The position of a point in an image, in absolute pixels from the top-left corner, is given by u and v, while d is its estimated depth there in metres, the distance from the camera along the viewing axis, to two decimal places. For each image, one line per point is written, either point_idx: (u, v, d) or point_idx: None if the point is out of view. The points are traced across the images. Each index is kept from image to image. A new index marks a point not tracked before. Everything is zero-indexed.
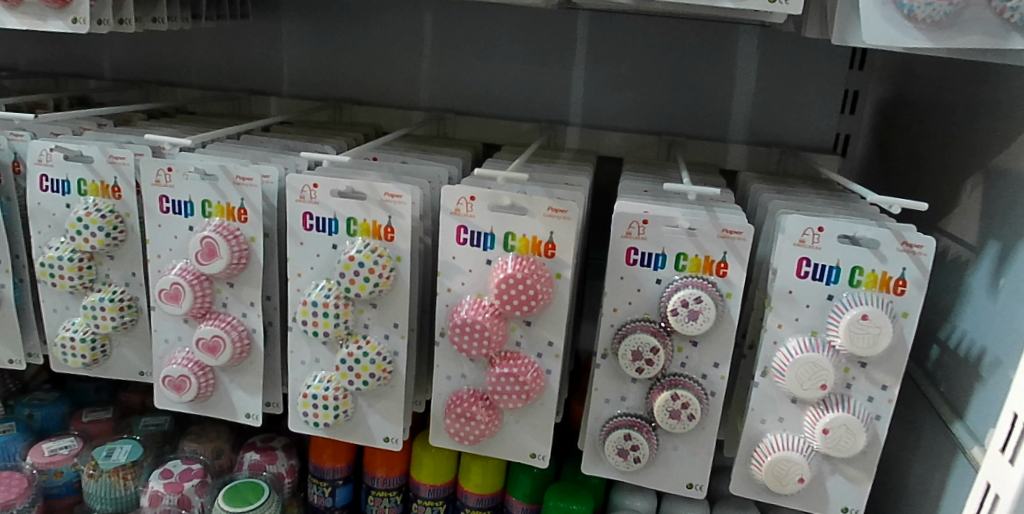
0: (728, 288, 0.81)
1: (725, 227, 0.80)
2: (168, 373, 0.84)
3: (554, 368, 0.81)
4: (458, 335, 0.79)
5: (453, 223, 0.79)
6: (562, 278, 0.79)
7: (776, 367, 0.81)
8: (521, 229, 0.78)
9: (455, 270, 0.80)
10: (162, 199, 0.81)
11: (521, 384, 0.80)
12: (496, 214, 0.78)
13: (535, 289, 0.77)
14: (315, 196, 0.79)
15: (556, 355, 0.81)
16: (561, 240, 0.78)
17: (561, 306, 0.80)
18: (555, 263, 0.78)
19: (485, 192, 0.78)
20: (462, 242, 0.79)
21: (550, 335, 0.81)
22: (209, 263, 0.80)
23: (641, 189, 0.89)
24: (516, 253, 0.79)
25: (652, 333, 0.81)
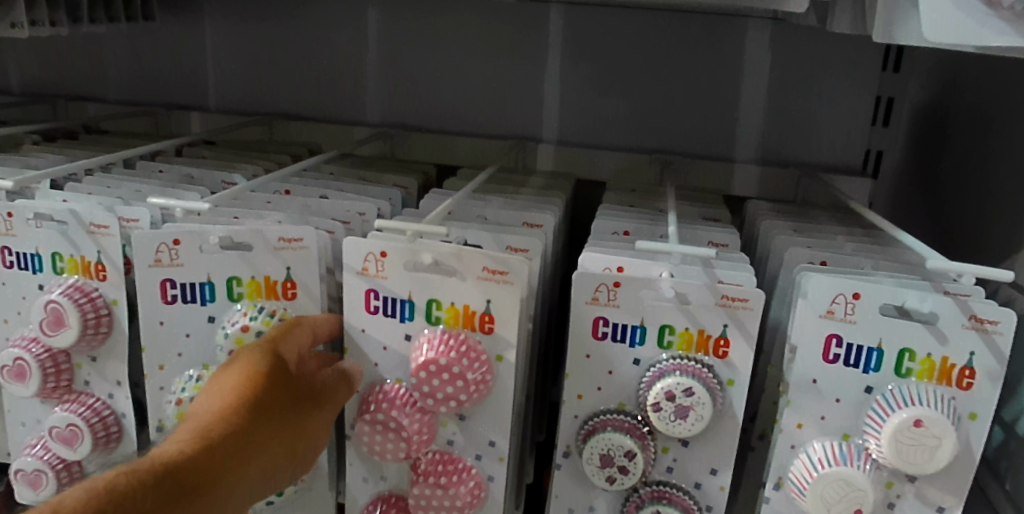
0: (729, 373, 0.61)
1: (725, 293, 0.60)
2: (21, 467, 0.65)
3: (498, 474, 0.62)
4: (371, 433, 0.61)
5: (360, 286, 0.60)
6: (504, 360, 0.59)
7: (795, 481, 0.61)
8: (448, 295, 0.59)
9: (365, 346, 0.61)
10: (5, 250, 0.65)
11: (452, 499, 0.60)
12: (417, 276, 0.59)
13: (467, 379, 0.57)
14: (179, 255, 0.60)
15: (501, 457, 0.62)
16: (500, 311, 0.58)
17: (502, 397, 0.60)
18: (493, 342, 0.59)
19: (401, 246, 0.59)
20: (372, 310, 0.61)
21: (492, 433, 0.61)
22: (56, 334, 0.62)
23: (617, 231, 0.70)
24: (442, 326, 0.60)
25: (626, 431, 0.61)
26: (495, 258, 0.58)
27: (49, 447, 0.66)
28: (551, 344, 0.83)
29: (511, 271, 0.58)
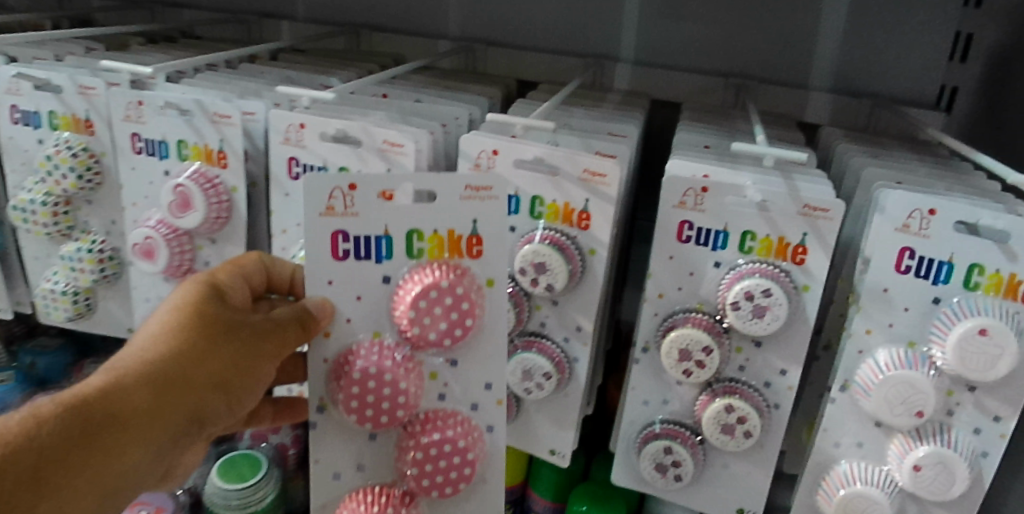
0: (805, 279, 0.65)
1: (807, 202, 0.63)
2: None
3: (497, 422, 0.59)
4: (356, 396, 0.55)
5: (324, 228, 0.54)
6: (495, 285, 0.57)
7: (861, 383, 0.65)
8: (426, 223, 0.55)
9: (340, 299, 0.56)
10: (134, 137, 0.70)
11: (458, 451, 0.56)
12: (393, 207, 0.55)
13: (467, 303, 0.55)
14: (302, 139, 0.66)
15: (498, 401, 0.59)
16: (489, 231, 0.56)
17: (490, 327, 0.57)
18: (481, 267, 0.56)
19: (370, 175, 0.54)
20: (341, 257, 0.55)
21: (485, 371, 0.58)
22: (184, 217, 0.69)
23: (701, 144, 0.73)
24: (424, 259, 0.56)
25: (705, 329, 0.66)
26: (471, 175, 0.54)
27: None
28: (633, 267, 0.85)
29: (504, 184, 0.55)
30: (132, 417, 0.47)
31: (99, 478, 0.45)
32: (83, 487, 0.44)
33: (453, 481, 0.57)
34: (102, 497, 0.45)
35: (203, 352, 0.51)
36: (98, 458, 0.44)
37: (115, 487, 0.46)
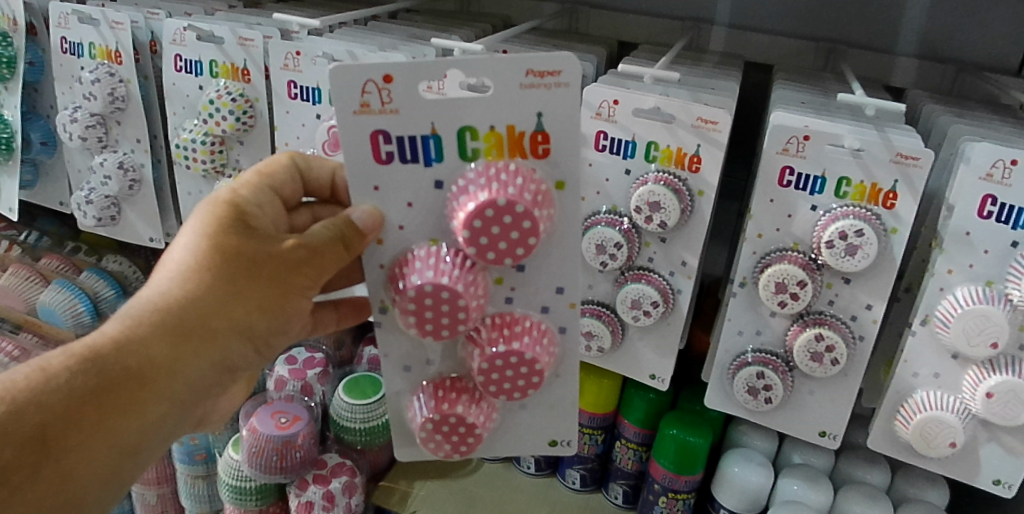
0: (895, 222, 0.71)
1: (900, 151, 0.69)
2: None
3: (570, 324, 0.62)
4: (419, 309, 0.58)
5: (365, 129, 0.56)
6: (565, 188, 0.57)
7: (940, 317, 0.72)
8: (479, 122, 0.56)
9: (391, 205, 0.58)
10: (291, 84, 0.80)
11: (526, 361, 0.60)
12: (438, 104, 0.55)
13: (529, 220, 0.55)
14: None
15: (571, 304, 0.61)
16: (554, 126, 0.56)
17: (563, 232, 0.59)
18: (543, 167, 0.57)
19: (406, 67, 0.54)
20: (386, 157, 0.57)
21: (555, 279, 0.60)
22: (335, 155, 0.77)
23: (799, 100, 0.79)
24: (481, 159, 0.57)
25: (800, 266, 0.73)
26: (514, 68, 0.54)
27: None
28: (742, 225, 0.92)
29: (563, 74, 0.54)
30: (143, 372, 0.48)
31: (112, 433, 0.47)
32: (97, 443, 0.47)
33: (527, 385, 0.62)
34: (125, 451, 0.48)
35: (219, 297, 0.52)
36: (107, 417, 0.47)
37: (138, 438, 0.49)
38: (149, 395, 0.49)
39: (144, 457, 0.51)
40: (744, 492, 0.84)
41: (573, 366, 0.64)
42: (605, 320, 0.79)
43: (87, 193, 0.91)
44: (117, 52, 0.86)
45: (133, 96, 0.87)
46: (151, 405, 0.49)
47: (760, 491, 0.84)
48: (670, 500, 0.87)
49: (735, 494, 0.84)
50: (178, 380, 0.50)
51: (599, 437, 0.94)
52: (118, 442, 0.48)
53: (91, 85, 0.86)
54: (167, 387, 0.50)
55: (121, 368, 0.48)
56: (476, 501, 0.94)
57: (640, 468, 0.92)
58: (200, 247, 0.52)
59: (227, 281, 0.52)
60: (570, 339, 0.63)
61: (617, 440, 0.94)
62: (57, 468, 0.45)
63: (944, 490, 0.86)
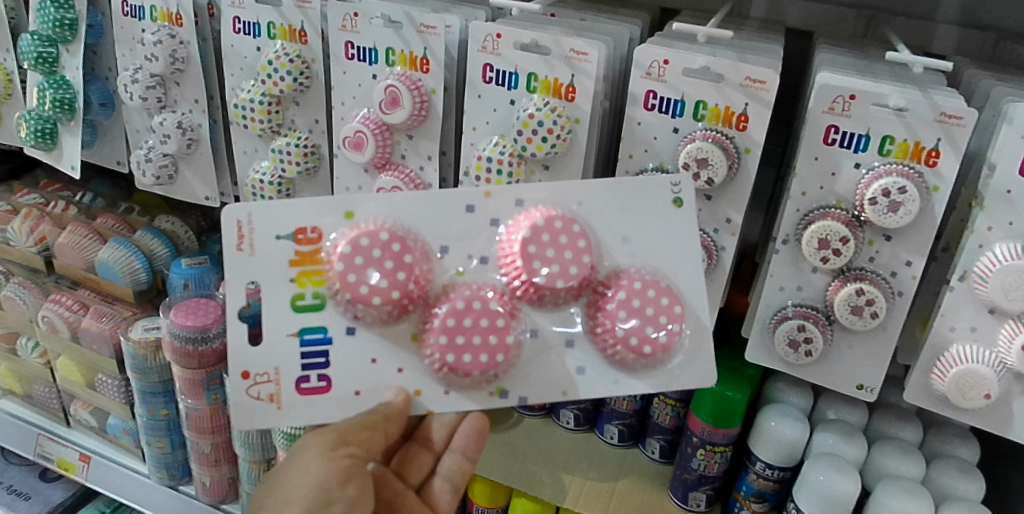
0: (936, 180, 0.72)
1: (944, 110, 0.70)
2: (347, 132, 0.84)
3: (523, 194, 0.67)
4: (494, 339, 0.66)
5: (293, 398, 0.66)
6: (349, 212, 0.66)
7: (979, 272, 0.74)
8: (289, 292, 0.65)
9: (363, 372, 0.66)
10: (348, 45, 0.83)
11: (536, 229, 0.65)
12: (273, 336, 0.65)
13: (360, 236, 0.65)
14: (497, 47, 0.77)
15: (486, 194, 0.67)
16: (292, 226, 0.65)
17: (409, 214, 0.66)
18: (328, 228, 0.66)
19: (237, 361, 0.66)
20: (320, 379, 0.66)
21: (458, 201, 0.67)
22: (392, 113, 0.81)
23: (843, 62, 0.81)
24: (324, 286, 0.66)
25: (843, 222, 0.75)
26: (232, 267, 0.65)
27: (373, 117, 0.83)
28: (777, 188, 0.94)
29: (238, 217, 0.64)
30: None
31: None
32: None
33: (577, 230, 0.65)
34: None
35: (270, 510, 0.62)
36: None
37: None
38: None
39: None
40: (780, 444, 0.86)
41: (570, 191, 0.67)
42: None
43: (146, 152, 0.95)
44: (177, 15, 0.89)
45: (192, 58, 0.91)
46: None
47: (796, 444, 0.86)
48: (708, 452, 0.90)
49: (773, 446, 0.86)
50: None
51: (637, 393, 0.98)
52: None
53: (153, 47, 0.89)
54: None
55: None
56: (518, 453, 1.01)
57: (677, 423, 0.96)
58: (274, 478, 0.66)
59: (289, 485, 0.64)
60: (550, 197, 0.67)
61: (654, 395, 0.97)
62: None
63: (975, 447, 0.89)
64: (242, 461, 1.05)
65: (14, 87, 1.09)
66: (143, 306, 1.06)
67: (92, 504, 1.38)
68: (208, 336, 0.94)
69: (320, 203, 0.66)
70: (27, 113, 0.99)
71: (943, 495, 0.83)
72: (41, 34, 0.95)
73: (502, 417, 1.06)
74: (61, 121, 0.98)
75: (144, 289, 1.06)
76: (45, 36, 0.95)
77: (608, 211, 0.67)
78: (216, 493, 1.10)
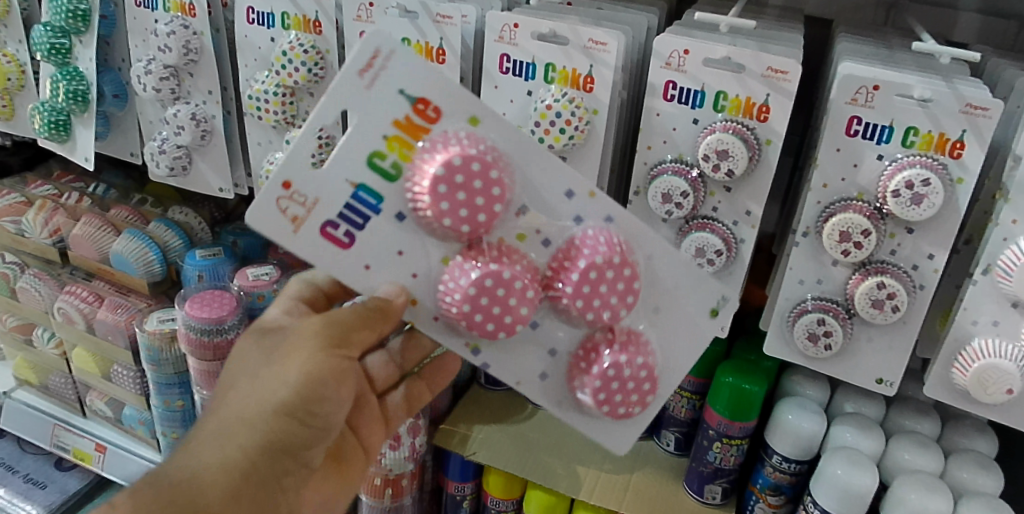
0: (961, 172, 0.71)
1: (969, 101, 0.69)
2: None
3: (612, 213, 0.62)
4: (509, 315, 0.60)
5: (310, 236, 0.59)
6: (476, 119, 0.60)
7: (1003, 266, 0.72)
8: (369, 146, 0.58)
9: (385, 260, 0.60)
10: (363, 35, 0.82)
11: (611, 264, 0.60)
12: (338, 166, 0.58)
13: (474, 159, 0.57)
14: (515, 37, 0.76)
15: (591, 193, 0.62)
16: (422, 91, 0.58)
17: (521, 168, 0.61)
18: (446, 120, 0.59)
19: (288, 166, 0.57)
20: (342, 241, 0.59)
21: (560, 183, 0.61)
22: None
23: (866, 52, 0.80)
24: (402, 169, 0.59)
25: (865, 215, 0.74)
26: (342, 84, 0.57)
27: None
28: (794, 178, 0.93)
29: (379, 45, 0.57)
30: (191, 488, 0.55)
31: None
32: None
33: (637, 287, 0.62)
34: None
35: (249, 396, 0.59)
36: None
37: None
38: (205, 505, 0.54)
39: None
40: (798, 438, 0.85)
41: (645, 241, 0.64)
42: None
43: (160, 143, 0.95)
44: (191, 5, 0.89)
45: (206, 49, 0.90)
46: (202, 493, 0.55)
47: (814, 437, 0.85)
48: (724, 445, 0.89)
49: (789, 439, 0.86)
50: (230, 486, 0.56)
51: None
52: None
53: (166, 37, 0.88)
54: (220, 494, 0.55)
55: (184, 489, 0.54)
56: (532, 445, 1.02)
57: (693, 415, 0.96)
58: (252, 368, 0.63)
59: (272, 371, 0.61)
60: (630, 234, 0.63)
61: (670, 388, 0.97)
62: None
63: (993, 441, 0.88)
64: None
65: (26, 77, 1.08)
66: (157, 297, 1.07)
67: (108, 491, 1.39)
68: (223, 327, 0.94)
69: (459, 97, 0.60)
70: (41, 105, 0.99)
71: (962, 490, 0.82)
72: (54, 24, 0.95)
73: (516, 409, 1.07)
74: (75, 113, 0.98)
75: (158, 280, 1.06)
76: (58, 27, 0.95)
77: (661, 281, 0.65)
78: None
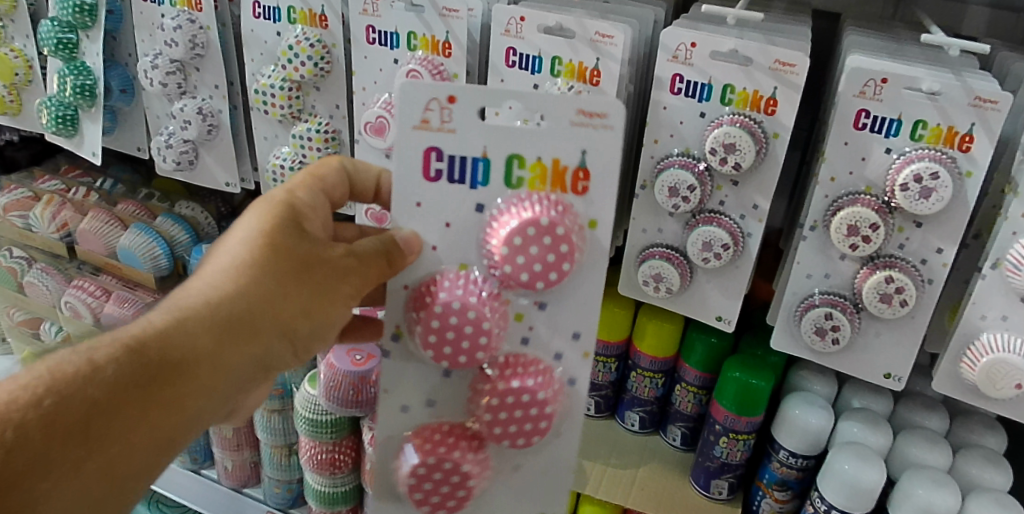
0: (970, 166, 0.70)
1: (978, 94, 0.68)
2: (367, 118, 0.83)
3: (577, 379, 0.63)
4: (456, 353, 0.61)
5: (419, 146, 0.58)
6: (593, 227, 0.60)
7: (1012, 261, 0.72)
8: (521, 155, 0.59)
9: (429, 224, 0.60)
10: (369, 29, 0.82)
11: (537, 400, 0.61)
12: (490, 132, 0.58)
13: (566, 241, 0.58)
14: (521, 31, 0.76)
15: (585, 354, 0.62)
16: (597, 168, 0.59)
17: (581, 279, 0.61)
18: (581, 202, 0.60)
19: (474, 94, 0.57)
20: (428, 176, 0.59)
21: (577, 323, 0.62)
22: None
23: (874, 44, 0.79)
24: (521, 188, 0.59)
25: (873, 208, 0.73)
26: (560, 104, 0.57)
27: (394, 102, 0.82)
28: (801, 173, 0.93)
29: (608, 112, 0.57)
30: (181, 380, 0.48)
31: (156, 435, 0.47)
32: (135, 449, 0.46)
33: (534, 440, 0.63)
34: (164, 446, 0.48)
35: (264, 299, 0.53)
36: (151, 421, 0.47)
37: (180, 435, 0.49)
38: (187, 402, 0.49)
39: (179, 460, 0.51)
40: (805, 433, 0.85)
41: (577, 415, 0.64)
42: (675, 263, 0.81)
43: (167, 138, 0.95)
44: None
45: (212, 43, 0.90)
46: (191, 390, 0.49)
47: (821, 432, 0.85)
48: (731, 440, 0.89)
49: (796, 434, 0.86)
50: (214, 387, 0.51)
51: (659, 380, 0.97)
52: (161, 449, 0.48)
53: (173, 32, 0.89)
54: (204, 394, 0.50)
55: (173, 376, 0.48)
56: None
57: (699, 410, 0.96)
58: (254, 248, 0.53)
59: (285, 279, 0.54)
60: (572, 401, 0.64)
61: (677, 383, 0.97)
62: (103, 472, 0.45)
63: (1002, 437, 0.88)
64: (264, 445, 1.10)
65: (34, 73, 1.09)
66: (164, 291, 1.07)
67: None
68: None
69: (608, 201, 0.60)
70: (48, 99, 0.99)
71: (970, 486, 0.82)
72: (61, 20, 0.95)
73: None
74: (82, 108, 0.98)
75: (165, 275, 1.06)
76: (65, 22, 0.95)
77: (550, 459, 0.65)
78: (238, 477, 1.17)
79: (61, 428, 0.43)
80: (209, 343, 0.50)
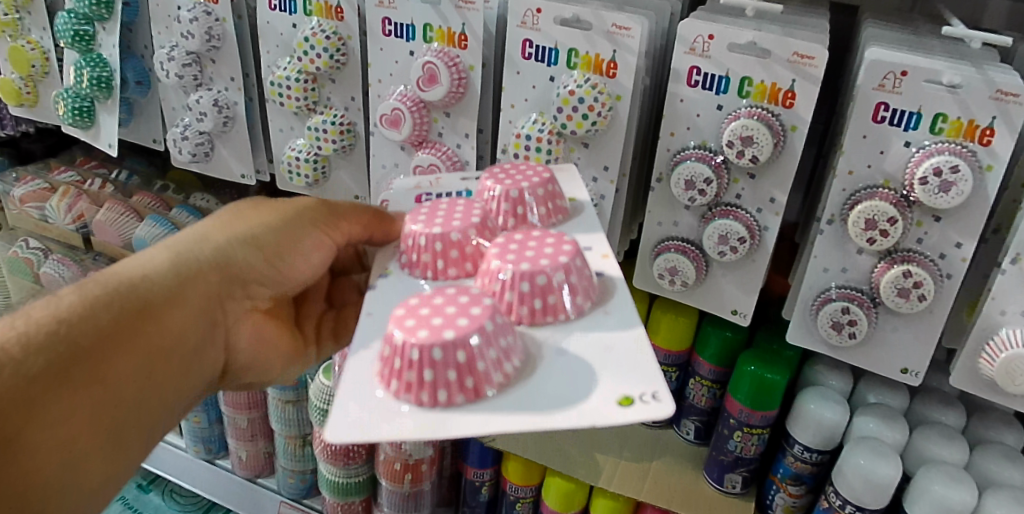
0: (990, 159, 0.69)
1: (1000, 87, 0.67)
2: (384, 109, 0.83)
3: (607, 268, 0.62)
4: (457, 235, 0.62)
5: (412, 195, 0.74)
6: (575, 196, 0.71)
7: None
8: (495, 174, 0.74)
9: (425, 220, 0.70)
10: (385, 21, 0.82)
11: (551, 239, 0.61)
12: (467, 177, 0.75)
13: (531, 167, 0.70)
14: (538, 23, 0.76)
15: (604, 255, 0.64)
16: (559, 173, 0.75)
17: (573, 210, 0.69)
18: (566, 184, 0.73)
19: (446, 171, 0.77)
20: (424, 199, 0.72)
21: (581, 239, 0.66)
22: (430, 90, 0.80)
23: (895, 38, 0.79)
24: None
25: (891, 202, 0.73)
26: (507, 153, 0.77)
27: (410, 94, 0.82)
28: (818, 166, 0.92)
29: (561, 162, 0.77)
30: (149, 289, 0.58)
31: (137, 336, 0.56)
32: (120, 346, 0.54)
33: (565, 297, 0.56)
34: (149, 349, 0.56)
35: (226, 226, 0.68)
36: (130, 320, 0.55)
37: (156, 341, 0.57)
38: (158, 309, 0.58)
39: (172, 374, 0.59)
40: (819, 427, 0.85)
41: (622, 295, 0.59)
42: (690, 256, 0.80)
43: (183, 129, 0.96)
44: None
45: (227, 35, 0.90)
46: (160, 298, 0.59)
47: (835, 427, 0.85)
48: (745, 434, 0.89)
49: (810, 428, 0.85)
50: (185, 296, 0.61)
51: (673, 374, 0.97)
52: (146, 350, 0.56)
53: (189, 24, 0.89)
54: (175, 300, 0.60)
55: (143, 288, 0.58)
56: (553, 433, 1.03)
57: (713, 404, 0.96)
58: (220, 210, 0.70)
59: (245, 214, 0.69)
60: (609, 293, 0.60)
61: (690, 376, 0.97)
62: (94, 373, 0.52)
63: (1020, 433, 0.87)
64: (278, 436, 1.11)
65: (50, 65, 1.09)
66: None
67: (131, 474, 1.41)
68: None
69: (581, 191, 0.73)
70: (64, 91, 1.00)
71: (987, 482, 0.81)
72: (77, 11, 0.95)
73: None
74: (99, 99, 0.99)
75: None
76: (81, 14, 0.95)
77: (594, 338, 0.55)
78: (253, 467, 1.18)
79: (44, 345, 0.49)
80: (176, 263, 0.62)
